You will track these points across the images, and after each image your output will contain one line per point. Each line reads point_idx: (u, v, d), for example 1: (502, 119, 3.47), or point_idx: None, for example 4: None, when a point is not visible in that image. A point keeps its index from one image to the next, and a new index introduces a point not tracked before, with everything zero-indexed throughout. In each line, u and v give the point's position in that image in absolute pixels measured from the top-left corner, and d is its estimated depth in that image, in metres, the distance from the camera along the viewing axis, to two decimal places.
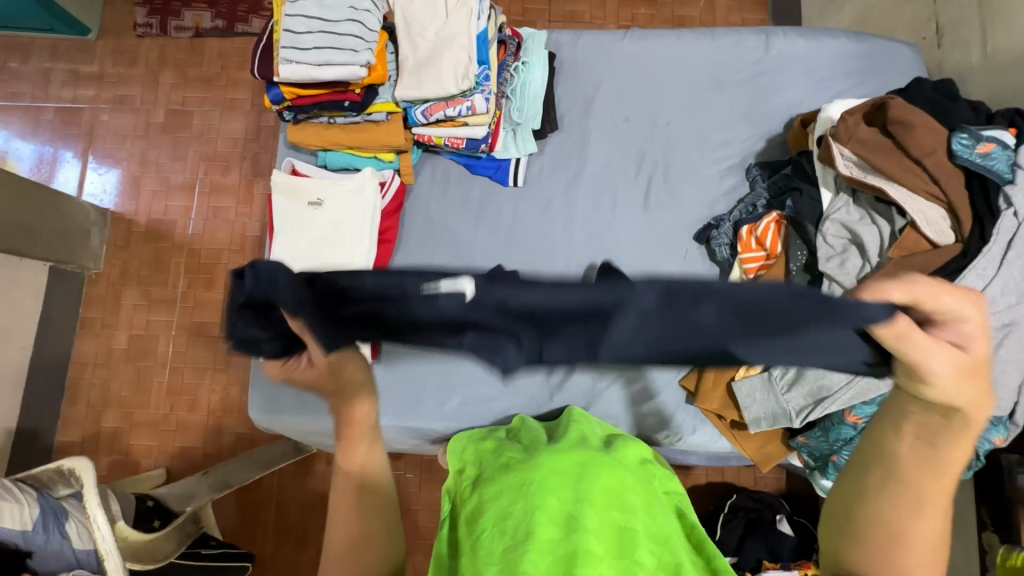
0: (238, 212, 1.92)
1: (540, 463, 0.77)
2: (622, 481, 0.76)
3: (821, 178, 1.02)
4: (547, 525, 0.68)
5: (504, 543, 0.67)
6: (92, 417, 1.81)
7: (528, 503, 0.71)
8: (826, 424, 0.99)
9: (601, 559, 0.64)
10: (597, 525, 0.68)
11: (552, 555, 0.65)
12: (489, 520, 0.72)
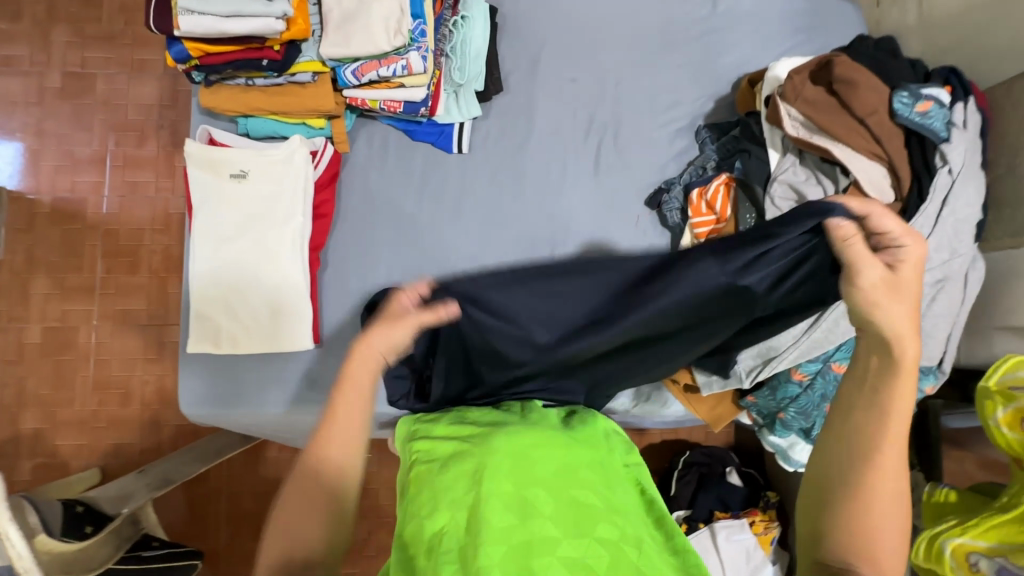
0: (158, 187, 1.74)
1: (493, 440, 0.75)
2: (578, 454, 0.76)
3: (769, 138, 1.02)
4: (502, 513, 0.66)
5: (457, 534, 0.65)
6: (8, 419, 1.64)
7: (480, 487, 0.69)
8: (774, 383, 1.00)
9: (560, 543, 0.64)
10: (554, 505, 0.67)
11: (509, 544, 0.63)
12: (439, 504, 0.70)
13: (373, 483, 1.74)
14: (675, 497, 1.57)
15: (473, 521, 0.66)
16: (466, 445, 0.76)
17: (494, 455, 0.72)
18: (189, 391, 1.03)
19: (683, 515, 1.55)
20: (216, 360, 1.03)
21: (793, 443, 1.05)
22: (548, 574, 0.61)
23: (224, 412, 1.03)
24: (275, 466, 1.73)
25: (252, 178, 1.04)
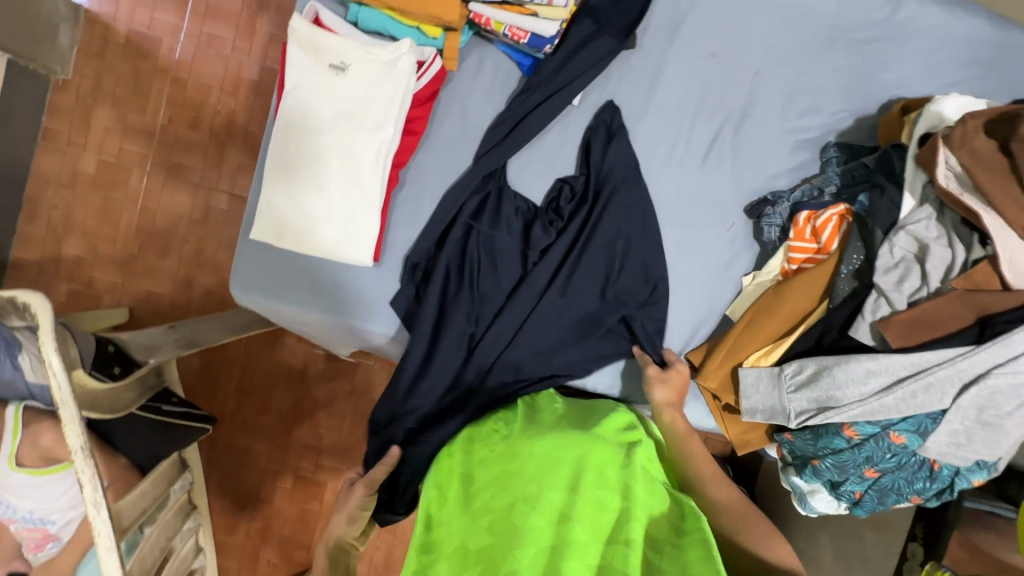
0: (235, 46, 1.67)
1: (523, 450, 0.76)
2: (607, 460, 0.76)
3: (909, 182, 0.92)
4: (534, 516, 0.67)
5: (487, 538, 0.67)
6: (52, 239, 1.67)
7: (511, 494, 0.70)
8: (819, 430, 0.96)
9: (587, 545, 0.65)
10: (585, 504, 0.68)
11: (538, 549, 0.64)
12: (471, 508, 0.72)
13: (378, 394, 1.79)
14: None
15: (503, 527, 0.67)
16: (496, 458, 0.78)
17: (521, 460, 0.74)
18: (244, 271, 1.02)
19: None
20: (273, 251, 1.02)
21: (814, 489, 1.03)
22: None
23: (273, 301, 1.03)
24: (291, 353, 1.78)
25: (351, 74, 0.98)
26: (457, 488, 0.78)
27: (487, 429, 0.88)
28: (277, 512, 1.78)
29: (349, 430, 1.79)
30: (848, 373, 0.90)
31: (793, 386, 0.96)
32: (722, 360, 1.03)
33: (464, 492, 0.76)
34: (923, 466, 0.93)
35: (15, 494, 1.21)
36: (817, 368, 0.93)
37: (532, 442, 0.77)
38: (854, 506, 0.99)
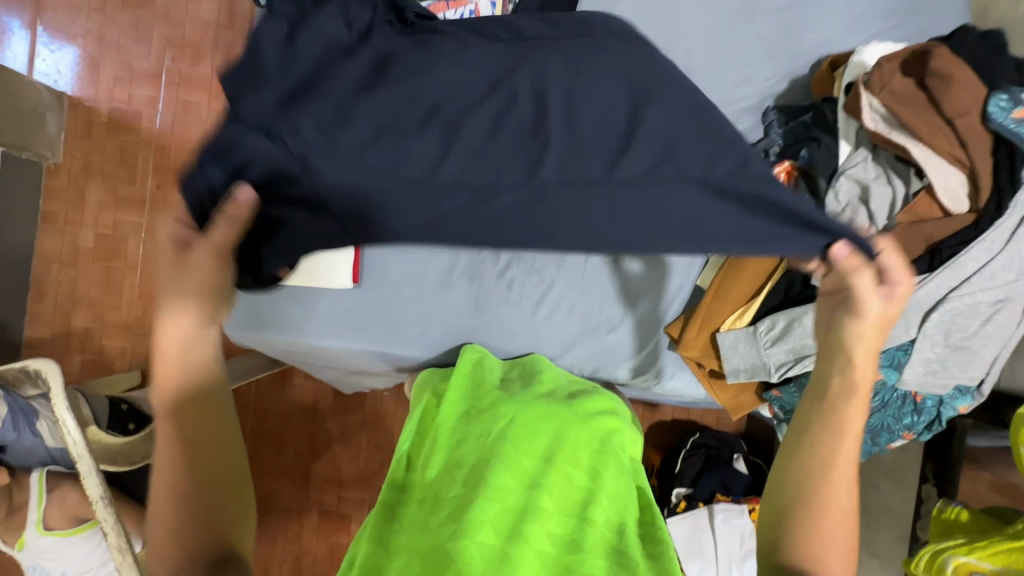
0: (210, 108, 1.77)
1: (505, 414, 0.81)
2: (583, 441, 0.80)
3: (843, 130, 0.95)
4: (505, 475, 0.71)
5: (456, 489, 0.71)
6: (61, 315, 1.75)
7: (487, 453, 0.75)
8: (802, 380, 1.01)
9: (552, 513, 0.68)
10: (556, 478, 0.73)
11: (504, 504, 0.68)
12: (447, 461, 0.76)
13: (389, 420, 1.83)
14: (679, 476, 1.62)
15: (473, 479, 0.71)
16: (477, 418, 0.82)
17: (502, 423, 0.80)
18: (236, 311, 1.09)
19: (684, 493, 1.59)
20: None
21: None
22: (534, 539, 0.64)
23: (266, 334, 1.09)
24: (301, 392, 1.82)
25: None
26: (437, 436, 0.81)
27: (474, 385, 0.93)
28: (307, 550, 1.80)
29: (366, 457, 1.83)
30: (815, 321, 0.94)
31: (768, 342, 1.00)
32: (699, 328, 1.06)
33: (442, 441, 0.79)
34: (906, 401, 0.95)
35: (45, 558, 1.27)
36: (787, 321, 0.98)
37: (514, 409, 0.83)
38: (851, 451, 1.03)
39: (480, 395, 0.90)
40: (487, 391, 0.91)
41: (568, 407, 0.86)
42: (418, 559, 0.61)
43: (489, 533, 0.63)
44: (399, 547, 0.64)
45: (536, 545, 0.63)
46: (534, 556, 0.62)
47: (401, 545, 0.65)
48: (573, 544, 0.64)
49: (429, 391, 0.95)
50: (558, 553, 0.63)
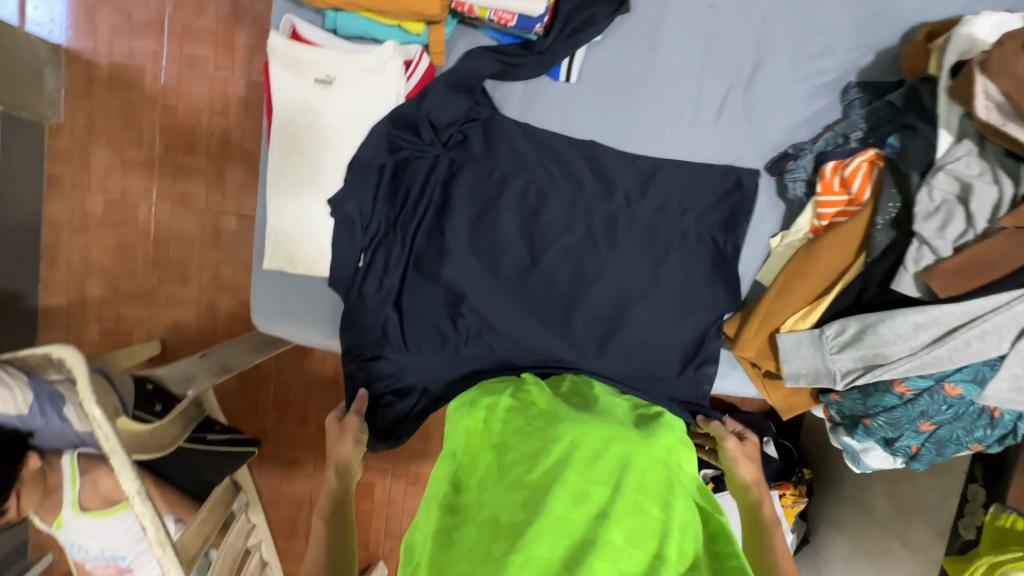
0: (217, 64, 1.63)
1: (563, 433, 0.77)
2: (649, 465, 0.75)
3: (944, 117, 0.85)
4: (566, 502, 0.67)
5: (517, 514, 0.67)
6: (75, 283, 1.70)
7: (548, 476, 0.70)
8: (869, 388, 0.93)
9: (622, 548, 0.64)
10: (624, 506, 0.68)
11: (568, 536, 0.65)
12: (503, 483, 0.72)
13: None
14: None
15: (533, 504, 0.67)
16: (534, 435, 0.78)
17: (560, 442, 0.75)
18: (265, 300, 1.02)
19: (713, 474, 1.50)
20: (288, 279, 1.02)
21: (867, 447, 1.01)
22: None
23: (298, 325, 1.03)
24: (321, 364, 1.78)
25: (337, 88, 0.95)
26: (490, 455, 0.78)
27: (526, 401, 0.88)
28: None
29: None
30: (894, 330, 0.86)
31: (836, 347, 0.92)
32: (759, 327, 0.99)
33: (498, 461, 0.76)
34: (982, 415, 0.90)
35: (83, 535, 1.28)
36: (860, 326, 0.89)
37: (573, 428, 0.78)
38: (911, 460, 0.97)
39: (532, 410, 0.86)
40: (539, 407, 0.87)
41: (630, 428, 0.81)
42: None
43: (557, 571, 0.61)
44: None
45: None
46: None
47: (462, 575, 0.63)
48: None
49: (475, 400, 0.91)
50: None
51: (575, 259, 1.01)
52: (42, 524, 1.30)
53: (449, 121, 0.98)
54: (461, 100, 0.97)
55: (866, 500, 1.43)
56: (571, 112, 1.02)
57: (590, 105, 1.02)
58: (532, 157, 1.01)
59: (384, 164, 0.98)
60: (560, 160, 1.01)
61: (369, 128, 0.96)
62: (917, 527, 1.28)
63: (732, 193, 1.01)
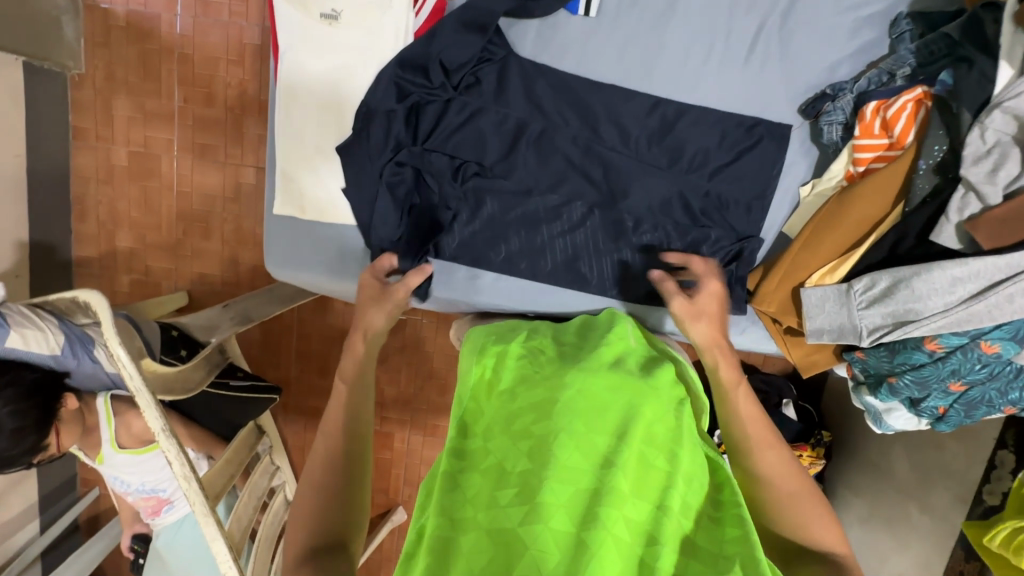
0: (232, 11, 1.59)
1: (570, 381, 0.76)
2: (658, 415, 0.74)
3: (1006, 48, 0.75)
4: (574, 454, 0.67)
5: (524, 463, 0.67)
6: (105, 235, 1.74)
7: (554, 425, 0.69)
8: (896, 346, 0.89)
9: (628, 497, 0.63)
10: (631, 457, 0.67)
11: (577, 487, 0.64)
12: (509, 431, 0.72)
13: (430, 347, 1.78)
14: None
15: (540, 455, 0.67)
16: (540, 384, 0.77)
17: (567, 392, 0.73)
18: (277, 248, 1.02)
19: None
20: (299, 227, 1.01)
21: (890, 408, 0.97)
22: (611, 525, 0.60)
23: (309, 274, 1.02)
24: (341, 317, 1.81)
25: (343, 24, 0.92)
26: (496, 403, 0.78)
27: (535, 351, 0.87)
28: None
29: (405, 383, 1.81)
30: (930, 283, 0.80)
31: (863, 303, 0.87)
32: (781, 279, 0.96)
33: (505, 408, 0.76)
34: (1020, 375, 0.84)
35: (123, 470, 1.35)
36: (892, 280, 0.84)
37: (580, 377, 0.76)
38: (937, 421, 0.93)
39: (541, 360, 0.85)
40: (548, 358, 0.85)
41: (638, 375, 0.79)
42: (490, 539, 0.61)
43: (562, 521, 0.61)
44: (467, 524, 0.64)
45: (614, 534, 0.59)
46: (615, 547, 0.59)
47: (469, 522, 0.64)
48: (648, 536, 0.61)
49: (484, 347, 0.90)
50: (635, 543, 0.61)
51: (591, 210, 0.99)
52: (85, 458, 1.36)
53: (461, 63, 0.92)
54: (474, 41, 0.91)
55: (887, 465, 1.40)
56: (589, 52, 0.96)
57: (608, 45, 0.95)
58: (550, 102, 0.96)
59: (394, 108, 0.94)
60: (577, 97, 0.96)
61: (374, 76, 0.94)
62: (941, 491, 1.24)
63: (755, 149, 0.96)
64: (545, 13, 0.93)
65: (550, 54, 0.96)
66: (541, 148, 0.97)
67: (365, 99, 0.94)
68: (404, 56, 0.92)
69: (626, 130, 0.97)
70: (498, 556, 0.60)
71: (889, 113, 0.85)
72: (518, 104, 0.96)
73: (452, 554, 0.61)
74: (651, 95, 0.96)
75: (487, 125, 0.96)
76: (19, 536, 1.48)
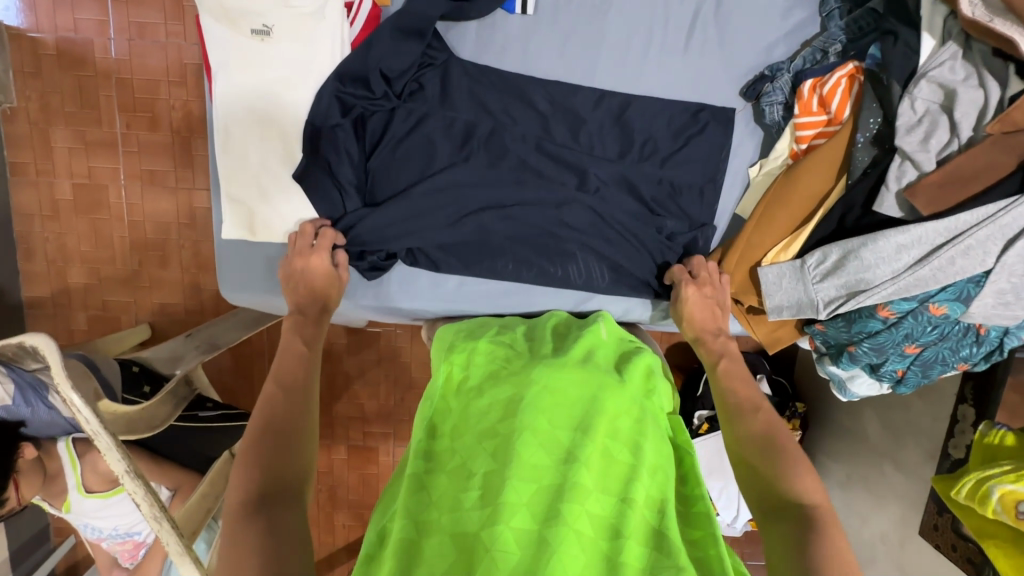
0: (168, 31, 1.54)
1: (537, 378, 0.75)
2: (623, 409, 0.74)
3: (927, 20, 0.80)
4: (536, 451, 0.67)
5: (487, 463, 0.67)
6: (56, 273, 1.67)
7: (518, 423, 0.69)
8: (852, 315, 0.91)
9: (591, 492, 0.64)
10: (594, 452, 0.67)
11: (539, 484, 0.64)
12: (475, 429, 0.71)
13: (406, 356, 1.76)
14: (701, 397, 1.46)
15: (503, 453, 0.67)
16: (507, 380, 0.77)
17: (532, 389, 0.73)
18: (229, 273, 0.99)
19: (708, 416, 1.45)
20: (251, 249, 0.98)
21: (853, 375, 1.00)
22: (573, 522, 0.60)
23: (265, 296, 1.00)
24: None
25: (275, 38, 0.89)
26: (463, 400, 0.77)
27: (503, 346, 0.88)
28: (340, 482, 1.83)
29: (385, 395, 1.78)
30: (876, 253, 0.82)
31: (818, 276, 0.89)
32: (740, 259, 0.97)
33: (472, 406, 0.75)
34: (968, 332, 0.88)
35: (95, 516, 1.30)
36: (842, 253, 0.86)
37: (546, 373, 0.76)
38: (898, 384, 0.96)
39: (510, 357, 0.85)
40: (516, 355, 0.85)
41: (606, 372, 0.80)
42: (453, 542, 0.61)
43: (523, 519, 0.61)
44: (431, 527, 0.63)
45: (577, 530, 0.60)
46: (576, 543, 0.59)
47: (433, 528, 0.62)
48: (612, 529, 0.61)
49: (452, 347, 0.89)
50: (598, 538, 0.61)
51: (544, 209, 0.98)
52: (51, 510, 1.31)
53: (402, 70, 0.91)
54: (413, 46, 0.90)
55: (861, 430, 1.43)
56: (530, 51, 0.95)
57: (549, 41, 0.95)
58: (495, 102, 0.95)
59: (338, 123, 0.92)
60: (518, 98, 0.96)
61: (316, 91, 0.91)
62: (910, 449, 1.27)
63: (701, 134, 0.97)
64: (482, 14, 0.92)
65: (490, 54, 0.95)
66: (493, 150, 0.96)
67: (309, 116, 0.92)
68: (342, 69, 0.90)
69: (576, 125, 0.97)
70: (460, 559, 0.59)
71: (824, 92, 0.87)
72: (466, 108, 0.95)
73: (417, 558, 0.60)
74: (595, 89, 0.96)
75: (434, 129, 0.95)
76: None
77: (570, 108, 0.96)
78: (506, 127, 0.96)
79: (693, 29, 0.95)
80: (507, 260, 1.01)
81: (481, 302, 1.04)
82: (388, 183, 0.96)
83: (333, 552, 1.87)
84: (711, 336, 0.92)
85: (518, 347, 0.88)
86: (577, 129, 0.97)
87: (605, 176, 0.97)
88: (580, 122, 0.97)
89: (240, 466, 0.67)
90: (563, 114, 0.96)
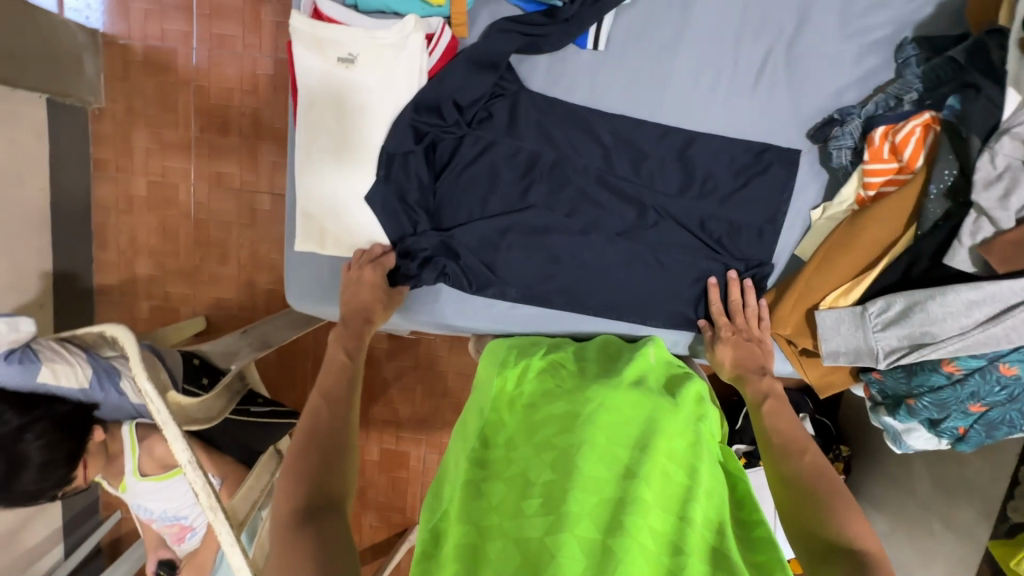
0: (245, 43, 1.63)
1: (593, 397, 0.77)
2: (678, 432, 0.75)
3: (1014, 74, 0.76)
4: (597, 464, 0.68)
5: (547, 473, 0.68)
6: (125, 263, 1.78)
7: (576, 437, 0.71)
8: (914, 367, 0.89)
9: (652, 508, 0.64)
10: (653, 470, 0.68)
11: (599, 497, 0.65)
12: (536, 440, 0.73)
13: (443, 365, 1.80)
14: (739, 432, 1.41)
15: (564, 463, 0.68)
16: (564, 398, 0.79)
17: (590, 405, 0.75)
18: (296, 281, 1.05)
19: (746, 451, 1.40)
20: (319, 260, 1.04)
21: (909, 428, 0.96)
22: (636, 533, 0.61)
23: (327, 306, 1.05)
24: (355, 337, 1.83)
25: (359, 66, 0.94)
26: (517, 416, 0.79)
27: (555, 365, 0.91)
28: (370, 483, 1.87)
29: (420, 401, 1.82)
30: (944, 306, 0.81)
31: (879, 325, 0.87)
32: (795, 301, 0.96)
33: (528, 422, 0.77)
34: None
35: (147, 498, 1.35)
36: (907, 303, 0.84)
37: (601, 392, 0.78)
38: (958, 442, 0.91)
39: (561, 376, 0.88)
40: (565, 377, 0.87)
41: (660, 395, 0.81)
42: (515, 546, 0.62)
43: (588, 527, 0.62)
44: (492, 532, 0.64)
45: (640, 542, 0.60)
46: (640, 555, 0.59)
47: (495, 532, 0.64)
48: (673, 546, 0.62)
49: (505, 361, 0.91)
50: (660, 553, 0.61)
51: (601, 239, 1.00)
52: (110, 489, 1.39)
53: (474, 99, 0.95)
54: (486, 77, 0.94)
55: (908, 480, 1.37)
56: (598, 86, 0.98)
57: (615, 77, 0.97)
58: (559, 132, 0.98)
59: (411, 148, 0.96)
60: (583, 130, 0.98)
61: (392, 119, 0.96)
62: (963, 505, 1.21)
63: (765, 174, 0.97)
64: (555, 48, 0.95)
65: (558, 87, 0.98)
66: (555, 179, 0.99)
67: (383, 141, 0.96)
68: (417, 96, 0.94)
69: (639, 159, 0.98)
70: (521, 564, 0.60)
71: (896, 139, 0.87)
72: (532, 138, 0.98)
73: (477, 563, 0.61)
74: (660, 124, 0.98)
75: (500, 155, 0.98)
76: (43, 562, 1.50)
77: (633, 142, 0.98)
78: (571, 158, 0.98)
79: (762, 70, 0.96)
80: (560, 287, 1.03)
81: (530, 325, 1.06)
82: (453, 203, 1.00)
83: (359, 551, 1.90)
84: (756, 375, 0.92)
85: (569, 369, 0.90)
86: (639, 163, 0.98)
87: (665, 211, 0.99)
88: (642, 157, 0.98)
89: (285, 481, 0.72)
90: (626, 147, 0.98)
